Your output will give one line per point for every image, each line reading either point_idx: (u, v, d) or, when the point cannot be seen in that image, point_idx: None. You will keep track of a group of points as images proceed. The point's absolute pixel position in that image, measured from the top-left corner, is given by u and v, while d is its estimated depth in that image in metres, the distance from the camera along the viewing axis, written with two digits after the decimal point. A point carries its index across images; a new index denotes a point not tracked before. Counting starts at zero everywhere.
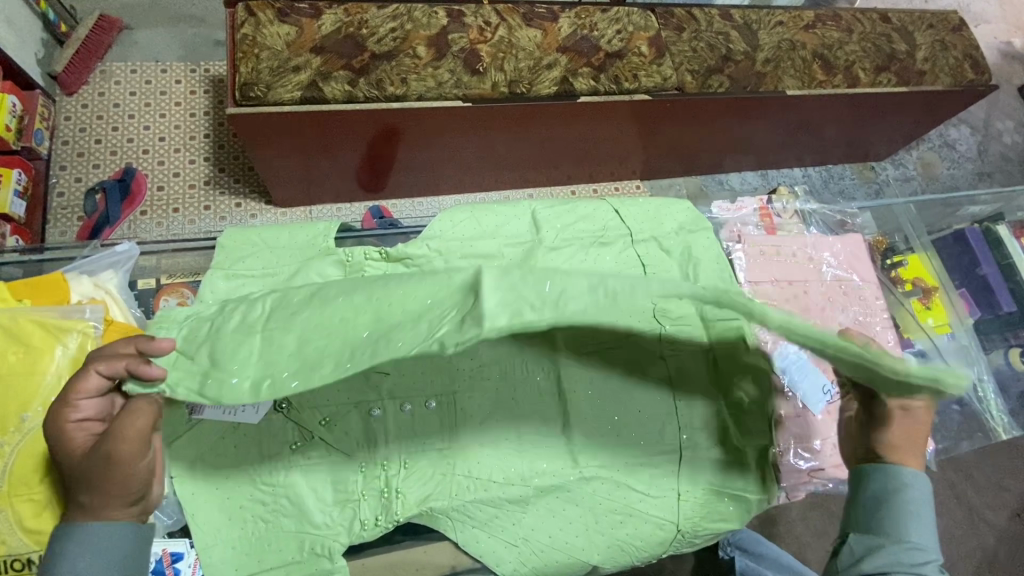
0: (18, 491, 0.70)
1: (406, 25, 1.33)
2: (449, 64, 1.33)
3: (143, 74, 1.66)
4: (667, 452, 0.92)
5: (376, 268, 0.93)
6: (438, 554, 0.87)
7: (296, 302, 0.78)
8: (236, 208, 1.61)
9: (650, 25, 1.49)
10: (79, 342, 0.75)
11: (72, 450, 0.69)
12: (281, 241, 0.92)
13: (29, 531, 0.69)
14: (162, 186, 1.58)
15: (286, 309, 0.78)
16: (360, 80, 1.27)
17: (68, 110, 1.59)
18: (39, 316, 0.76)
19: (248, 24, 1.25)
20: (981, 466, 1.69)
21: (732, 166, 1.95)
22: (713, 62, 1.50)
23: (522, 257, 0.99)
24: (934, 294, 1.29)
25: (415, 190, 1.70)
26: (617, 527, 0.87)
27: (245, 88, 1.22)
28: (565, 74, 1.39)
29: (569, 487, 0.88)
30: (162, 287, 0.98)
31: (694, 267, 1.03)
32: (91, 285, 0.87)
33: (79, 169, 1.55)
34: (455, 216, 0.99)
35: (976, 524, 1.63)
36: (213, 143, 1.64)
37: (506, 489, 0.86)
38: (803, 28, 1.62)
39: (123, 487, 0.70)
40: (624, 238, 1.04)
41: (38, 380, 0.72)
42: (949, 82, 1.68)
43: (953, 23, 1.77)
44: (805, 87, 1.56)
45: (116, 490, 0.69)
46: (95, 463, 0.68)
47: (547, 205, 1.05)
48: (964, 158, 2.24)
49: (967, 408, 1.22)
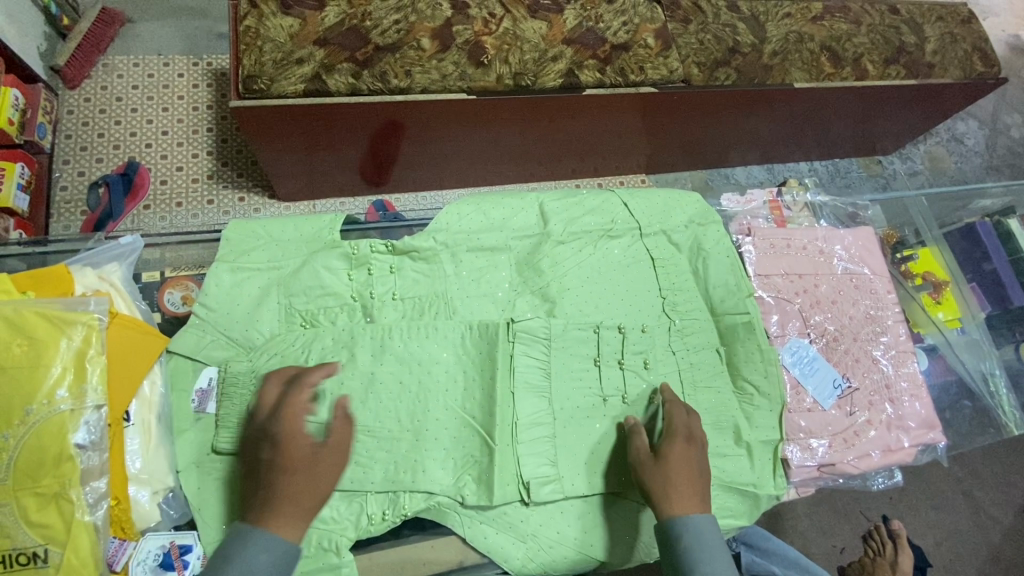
0: (22, 484, 0.68)
1: (410, 17, 1.31)
2: (454, 56, 1.32)
3: (145, 68, 1.65)
4: None
5: (382, 261, 0.92)
6: (443, 550, 0.86)
7: (354, 389, 0.85)
8: (240, 202, 1.60)
9: (656, 17, 1.47)
10: (84, 334, 0.75)
11: (286, 451, 0.71)
12: (285, 233, 0.91)
13: (35, 525, 0.68)
14: (166, 180, 1.57)
15: (343, 400, 0.84)
16: (364, 72, 1.26)
17: (70, 104, 1.57)
18: (42, 308, 0.75)
19: (251, 17, 1.24)
20: (987, 463, 1.68)
21: (738, 160, 1.94)
22: (720, 55, 1.48)
23: (529, 251, 0.98)
24: (944, 289, 1.27)
25: (418, 184, 1.69)
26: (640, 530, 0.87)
27: (248, 80, 1.20)
28: (570, 67, 1.37)
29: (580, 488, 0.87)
30: (166, 280, 0.97)
31: (704, 261, 1.03)
32: (96, 278, 0.86)
33: (83, 164, 1.54)
34: (461, 209, 0.98)
35: (982, 521, 1.62)
36: (217, 137, 1.63)
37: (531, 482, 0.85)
38: (810, 20, 1.60)
39: (316, 492, 0.70)
40: (632, 232, 1.03)
41: (43, 372, 0.71)
42: (958, 74, 1.66)
43: (963, 14, 1.74)
44: (814, 80, 1.54)
45: (311, 495, 0.69)
46: (317, 466, 0.71)
47: (556, 198, 1.03)
48: (972, 152, 2.22)
49: (977, 403, 1.21)
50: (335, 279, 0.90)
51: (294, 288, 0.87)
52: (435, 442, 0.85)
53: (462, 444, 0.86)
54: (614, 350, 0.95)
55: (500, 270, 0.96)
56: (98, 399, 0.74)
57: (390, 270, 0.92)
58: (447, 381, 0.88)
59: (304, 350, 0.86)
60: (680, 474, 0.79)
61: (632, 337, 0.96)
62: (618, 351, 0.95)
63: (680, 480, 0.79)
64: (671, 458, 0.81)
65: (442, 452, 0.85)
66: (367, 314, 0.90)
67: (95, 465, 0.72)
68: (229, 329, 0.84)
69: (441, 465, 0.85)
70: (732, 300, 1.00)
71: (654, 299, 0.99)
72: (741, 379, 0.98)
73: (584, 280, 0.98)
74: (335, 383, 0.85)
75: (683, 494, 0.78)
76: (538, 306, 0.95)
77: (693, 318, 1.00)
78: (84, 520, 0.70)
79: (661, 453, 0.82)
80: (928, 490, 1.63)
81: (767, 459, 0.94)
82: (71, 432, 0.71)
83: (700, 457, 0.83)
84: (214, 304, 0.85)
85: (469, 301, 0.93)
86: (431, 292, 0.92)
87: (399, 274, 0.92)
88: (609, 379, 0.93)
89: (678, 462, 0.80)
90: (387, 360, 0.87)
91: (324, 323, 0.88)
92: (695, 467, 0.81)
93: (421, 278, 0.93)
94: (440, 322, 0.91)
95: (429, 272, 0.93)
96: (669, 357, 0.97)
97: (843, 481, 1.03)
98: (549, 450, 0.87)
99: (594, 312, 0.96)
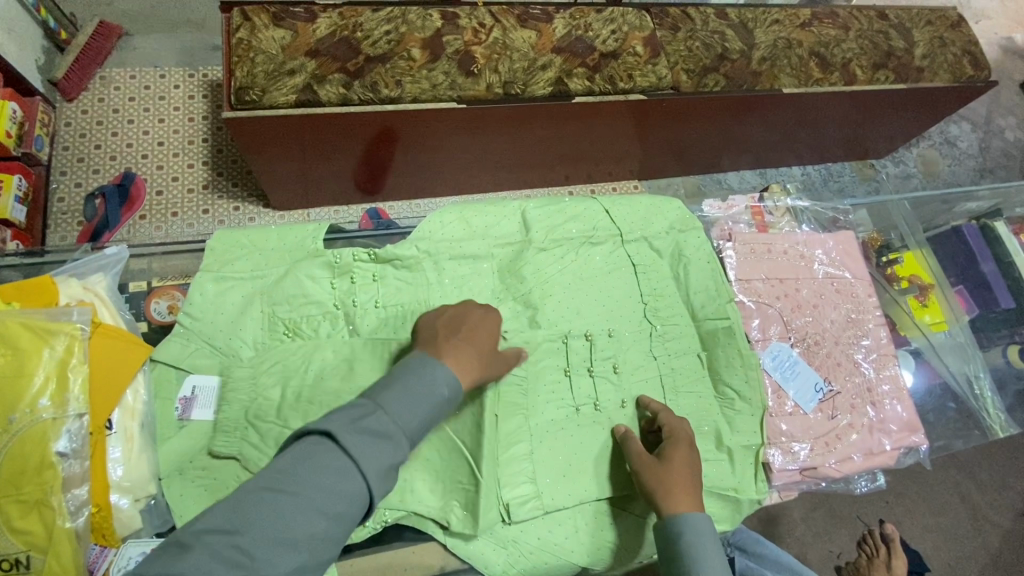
0: (5, 492, 0.70)
1: (400, 27, 1.33)
2: (444, 66, 1.34)
3: (142, 80, 1.67)
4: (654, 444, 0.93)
5: (365, 269, 0.94)
6: (424, 555, 0.87)
7: (335, 400, 0.86)
8: (234, 212, 1.62)
9: (645, 25, 1.48)
10: (66, 344, 0.76)
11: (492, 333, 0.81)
12: (269, 242, 0.93)
13: (18, 532, 0.69)
14: (160, 191, 1.59)
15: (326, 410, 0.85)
16: (355, 83, 1.28)
17: (68, 116, 1.60)
18: (26, 319, 0.76)
19: (244, 29, 1.26)
20: (983, 465, 1.67)
21: (730, 165, 1.95)
22: (709, 62, 1.50)
23: (511, 258, 0.99)
24: (930, 292, 1.28)
25: (410, 192, 1.71)
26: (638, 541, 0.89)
27: (240, 92, 1.22)
28: (559, 75, 1.39)
29: (560, 495, 0.88)
30: (153, 289, 0.98)
31: (685, 267, 1.04)
32: (80, 288, 0.88)
33: (79, 175, 1.56)
34: (445, 217, 0.99)
35: (978, 524, 1.62)
36: (211, 147, 1.65)
37: (510, 489, 0.86)
38: (799, 26, 1.61)
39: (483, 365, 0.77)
40: (614, 238, 1.04)
41: (26, 381, 0.73)
42: (947, 77, 1.67)
43: (951, 18, 1.76)
44: (802, 85, 1.56)
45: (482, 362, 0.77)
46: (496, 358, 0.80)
47: (539, 205, 1.05)
48: (965, 154, 2.23)
49: (963, 405, 1.21)
50: (318, 288, 0.91)
51: (278, 297, 0.89)
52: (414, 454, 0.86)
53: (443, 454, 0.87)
54: (595, 356, 0.96)
55: (483, 278, 0.97)
56: (80, 408, 0.75)
57: (373, 279, 0.94)
58: None
59: (286, 359, 0.87)
60: (682, 479, 0.81)
61: (613, 342, 0.98)
62: (598, 357, 0.96)
63: (682, 483, 0.81)
64: (675, 461, 0.83)
65: (420, 465, 0.86)
66: (350, 322, 0.91)
67: (76, 472, 0.73)
68: (213, 338, 0.86)
69: (420, 474, 0.86)
70: (713, 305, 1.01)
71: (636, 305, 1.00)
72: (722, 384, 0.99)
73: (566, 286, 0.99)
74: (317, 391, 0.85)
75: (683, 497, 0.80)
76: (521, 312, 0.96)
77: (674, 323, 1.01)
78: (65, 527, 0.71)
79: (664, 455, 0.84)
80: (923, 493, 1.63)
81: (748, 463, 0.95)
82: (53, 440, 0.72)
83: (698, 462, 0.85)
84: (198, 313, 0.86)
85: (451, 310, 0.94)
86: (414, 301, 0.93)
87: (381, 283, 0.94)
88: (590, 385, 0.95)
89: (679, 465, 0.83)
90: (370, 367, 0.87)
91: (307, 331, 0.90)
92: (695, 471, 0.83)
93: (405, 286, 0.94)
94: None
95: (412, 282, 0.95)
96: (651, 362, 0.98)
97: (826, 484, 1.04)
98: (526, 457, 0.88)
99: (575, 319, 0.97)
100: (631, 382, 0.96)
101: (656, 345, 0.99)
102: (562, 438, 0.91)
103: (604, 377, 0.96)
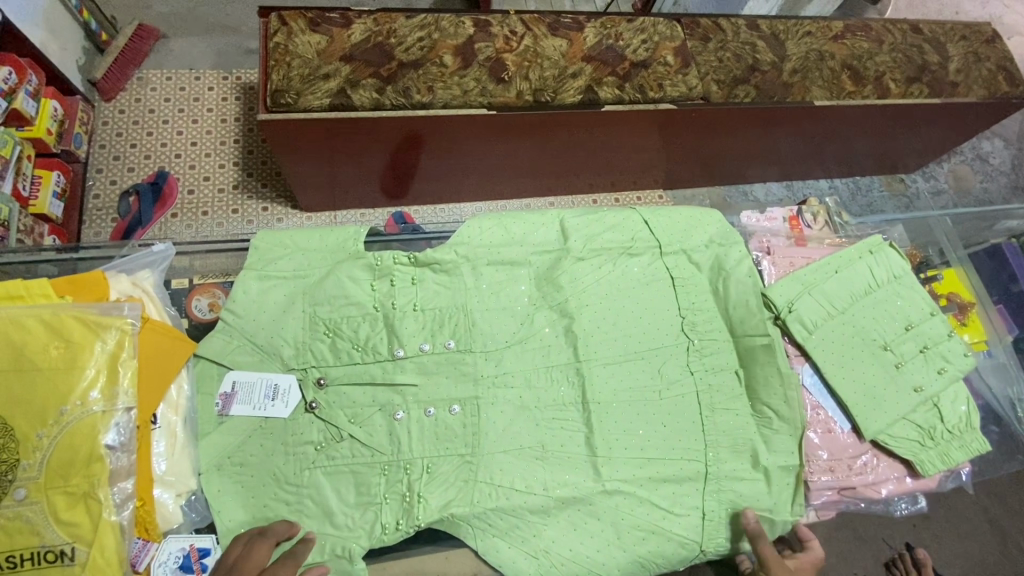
0: (54, 483, 0.71)
1: (433, 34, 1.35)
2: (475, 73, 1.34)
3: (177, 81, 1.71)
4: (679, 444, 0.93)
5: (404, 272, 0.94)
6: (457, 563, 0.88)
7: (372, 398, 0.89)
8: (263, 212, 1.64)
9: (675, 35, 1.48)
10: (117, 338, 0.77)
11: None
12: (894, 255, 1.12)
13: (63, 524, 0.70)
14: (193, 189, 1.62)
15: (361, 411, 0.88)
16: (388, 87, 1.29)
17: (106, 115, 1.64)
18: (79, 312, 0.77)
19: (281, 34, 1.29)
20: (1017, 491, 1.62)
21: (756, 177, 1.93)
22: (739, 73, 1.49)
23: (548, 265, 0.99)
24: (970, 310, 1.23)
25: (435, 197, 1.71)
26: (669, 541, 0.88)
27: (275, 95, 1.24)
28: (589, 83, 1.38)
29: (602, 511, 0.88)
30: (194, 287, 1.00)
31: (724, 281, 1.02)
32: (129, 284, 0.90)
33: (115, 172, 1.59)
34: (483, 223, 0.99)
35: (1011, 551, 1.56)
36: (243, 148, 1.68)
37: (524, 503, 0.87)
38: (832, 39, 1.60)
39: None
40: (653, 250, 1.03)
41: (78, 374, 0.73)
42: (982, 93, 1.64)
43: (987, 33, 1.72)
44: (834, 98, 1.53)
45: None
46: None
47: (576, 214, 1.04)
48: (998, 172, 2.18)
49: (1006, 429, 1.18)
50: (359, 289, 0.92)
51: (319, 297, 0.89)
52: (449, 454, 0.88)
53: (463, 470, 0.87)
54: (930, 390, 1.02)
55: (935, 322, 1.07)
56: (129, 402, 0.76)
57: (906, 285, 1.10)
58: (460, 394, 0.91)
59: (327, 359, 0.89)
60: None
61: (902, 351, 1.04)
62: (876, 350, 1.03)
63: None
64: None
65: (441, 479, 0.87)
66: (389, 325, 0.91)
67: (123, 466, 0.74)
68: (255, 336, 0.87)
69: (446, 479, 0.87)
70: (751, 321, 0.99)
71: (672, 318, 0.99)
72: (760, 403, 0.98)
73: (603, 297, 0.99)
74: (361, 385, 0.89)
75: None
76: (557, 320, 0.97)
77: (713, 339, 1.00)
78: (111, 520, 0.72)
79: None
80: (954, 517, 1.57)
81: (786, 484, 0.93)
82: (102, 433, 0.73)
83: None
84: (241, 311, 0.87)
85: (839, 279, 1.07)
86: (842, 265, 1.10)
87: (891, 273, 1.11)
88: (836, 363, 1.02)
89: None
90: (411, 373, 0.90)
91: (346, 332, 0.90)
92: None
93: (916, 298, 1.08)
94: (801, 283, 1.07)
95: (908, 290, 1.09)
96: (935, 415, 1.02)
97: (863, 505, 1.03)
98: (541, 473, 0.88)
99: (900, 321, 1.06)
100: (874, 377, 1.02)
101: (696, 362, 0.98)
102: (590, 444, 0.91)
103: (635, 387, 0.95)
